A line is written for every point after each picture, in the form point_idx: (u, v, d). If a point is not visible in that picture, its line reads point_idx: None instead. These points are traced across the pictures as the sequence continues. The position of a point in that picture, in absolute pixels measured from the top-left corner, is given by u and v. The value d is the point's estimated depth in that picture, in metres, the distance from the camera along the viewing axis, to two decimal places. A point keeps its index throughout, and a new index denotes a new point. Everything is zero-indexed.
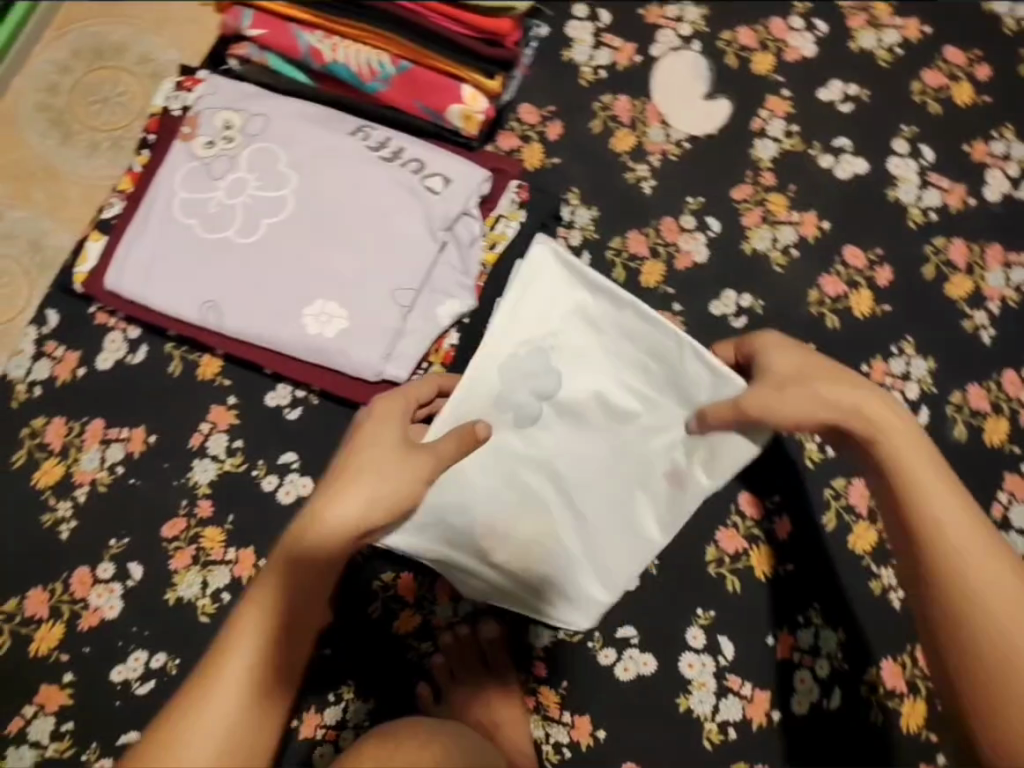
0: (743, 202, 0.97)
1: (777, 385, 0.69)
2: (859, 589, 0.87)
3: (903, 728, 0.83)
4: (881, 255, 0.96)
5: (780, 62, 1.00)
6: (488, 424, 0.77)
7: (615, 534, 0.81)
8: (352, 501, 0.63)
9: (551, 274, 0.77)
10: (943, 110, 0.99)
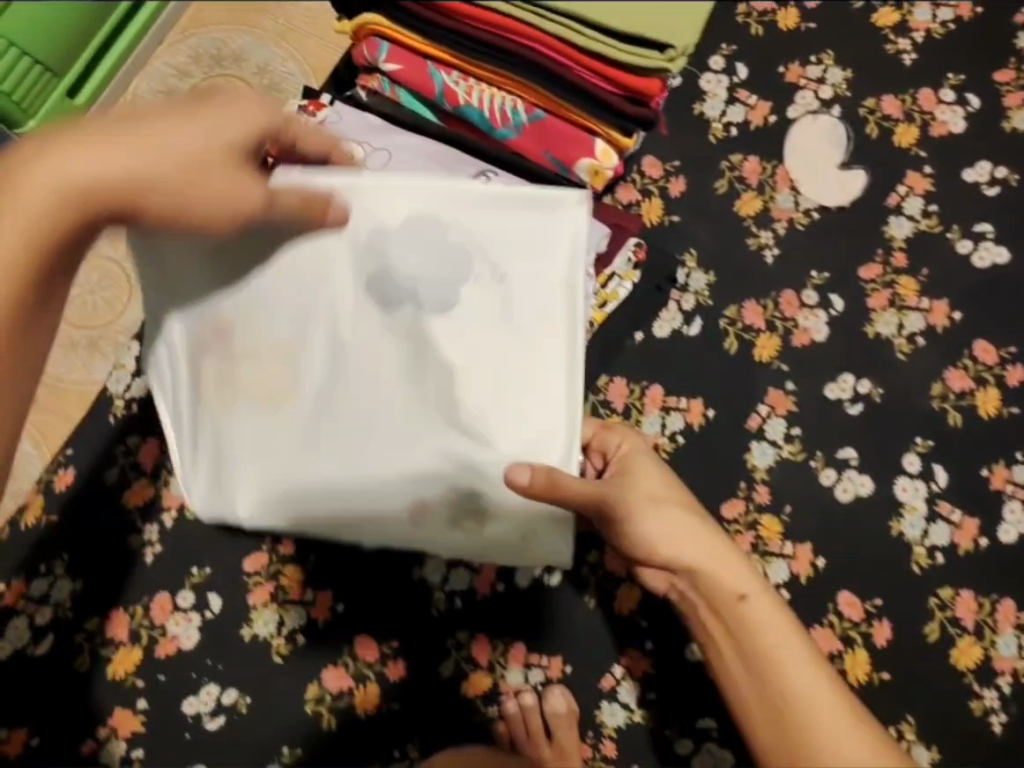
0: (871, 283, 0.92)
1: (650, 496, 0.69)
2: (958, 708, 0.83)
3: None
4: (1014, 353, 0.90)
5: (924, 136, 0.95)
6: (342, 225, 0.67)
7: (276, 500, 0.70)
8: (132, 155, 0.53)
9: (551, 231, 0.67)
10: None
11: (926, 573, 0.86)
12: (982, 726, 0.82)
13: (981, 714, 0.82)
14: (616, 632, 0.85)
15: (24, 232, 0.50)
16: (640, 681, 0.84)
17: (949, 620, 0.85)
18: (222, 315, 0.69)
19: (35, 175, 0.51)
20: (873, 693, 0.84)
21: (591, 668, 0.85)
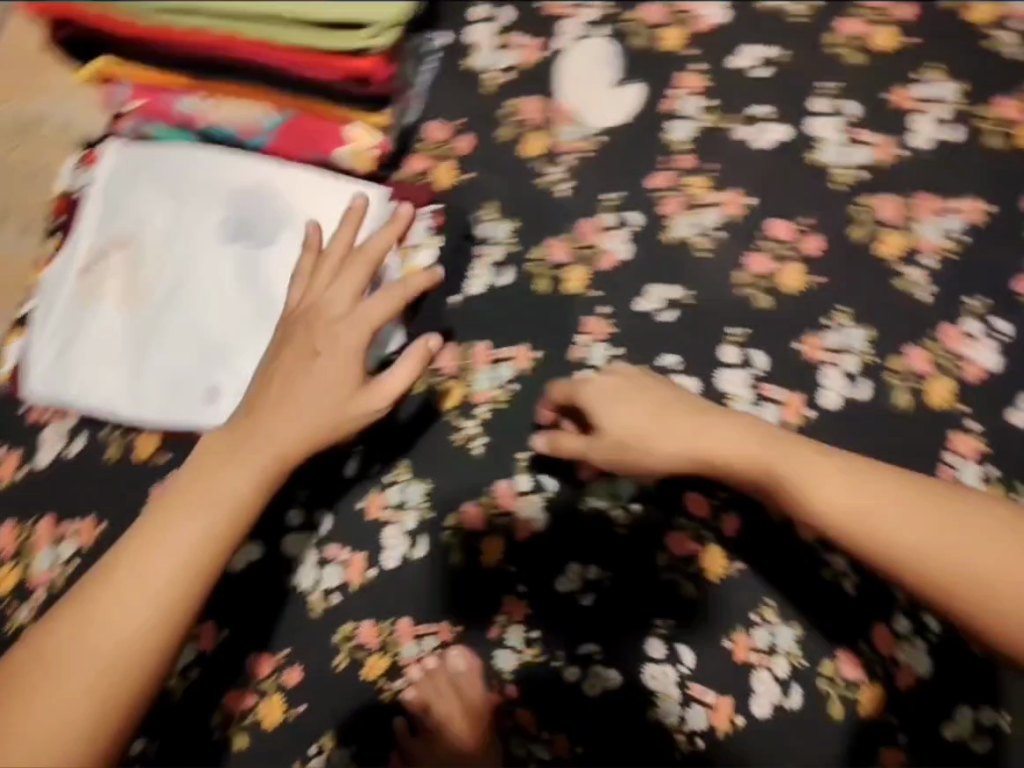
0: (661, 189, 0.95)
1: (652, 412, 0.79)
2: (810, 577, 0.82)
3: (862, 716, 0.80)
4: (809, 224, 0.93)
5: (689, 35, 0.99)
6: (186, 164, 0.88)
7: (73, 353, 0.86)
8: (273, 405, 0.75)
9: (355, 195, 0.87)
10: (866, 60, 0.97)
11: None
12: (837, 591, 0.81)
13: (833, 579, 0.82)
14: (486, 583, 0.88)
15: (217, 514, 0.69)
16: (523, 623, 0.87)
17: None
18: (86, 240, 0.88)
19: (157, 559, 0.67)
20: (729, 587, 0.83)
21: (475, 625, 0.88)
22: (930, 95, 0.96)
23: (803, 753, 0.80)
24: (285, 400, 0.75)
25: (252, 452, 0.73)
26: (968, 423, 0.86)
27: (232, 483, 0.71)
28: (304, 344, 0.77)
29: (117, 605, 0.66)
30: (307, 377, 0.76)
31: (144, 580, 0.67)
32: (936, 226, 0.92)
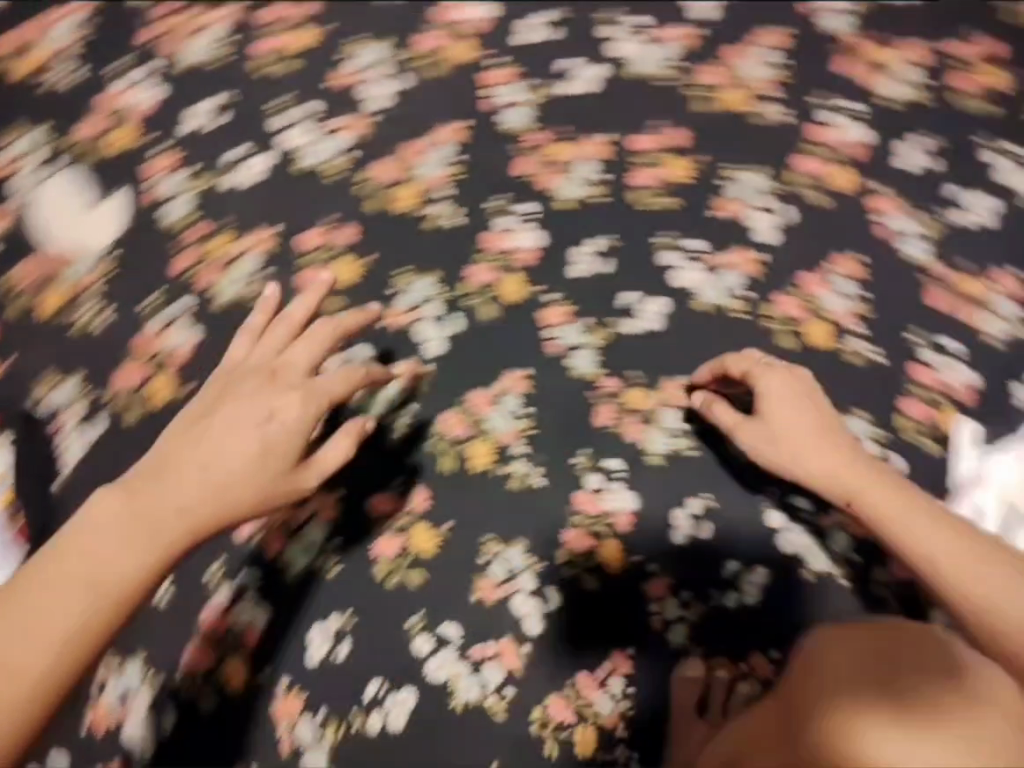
0: (187, 272, 0.93)
1: (769, 432, 0.88)
2: (501, 494, 1.01)
3: (610, 569, 1.00)
4: (334, 221, 0.97)
5: (134, 126, 0.90)
6: None
7: None
8: (178, 491, 0.77)
9: None
10: (305, 62, 0.94)
11: (416, 424, 1.01)
12: (526, 491, 1.01)
13: (520, 484, 1.02)
14: (257, 697, 0.97)
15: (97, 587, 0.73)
16: (307, 712, 0.97)
17: (455, 443, 1.02)
18: None
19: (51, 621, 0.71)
20: (445, 549, 1.01)
21: (266, 743, 0.96)
22: (360, 62, 0.94)
23: (590, 623, 1.00)
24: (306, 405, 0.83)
25: (166, 518, 0.76)
26: (542, 297, 1.00)
27: (133, 564, 0.74)
28: (256, 409, 0.81)
29: (11, 628, 0.70)
30: (236, 438, 0.80)
31: (43, 625, 0.71)
32: (435, 160, 0.97)
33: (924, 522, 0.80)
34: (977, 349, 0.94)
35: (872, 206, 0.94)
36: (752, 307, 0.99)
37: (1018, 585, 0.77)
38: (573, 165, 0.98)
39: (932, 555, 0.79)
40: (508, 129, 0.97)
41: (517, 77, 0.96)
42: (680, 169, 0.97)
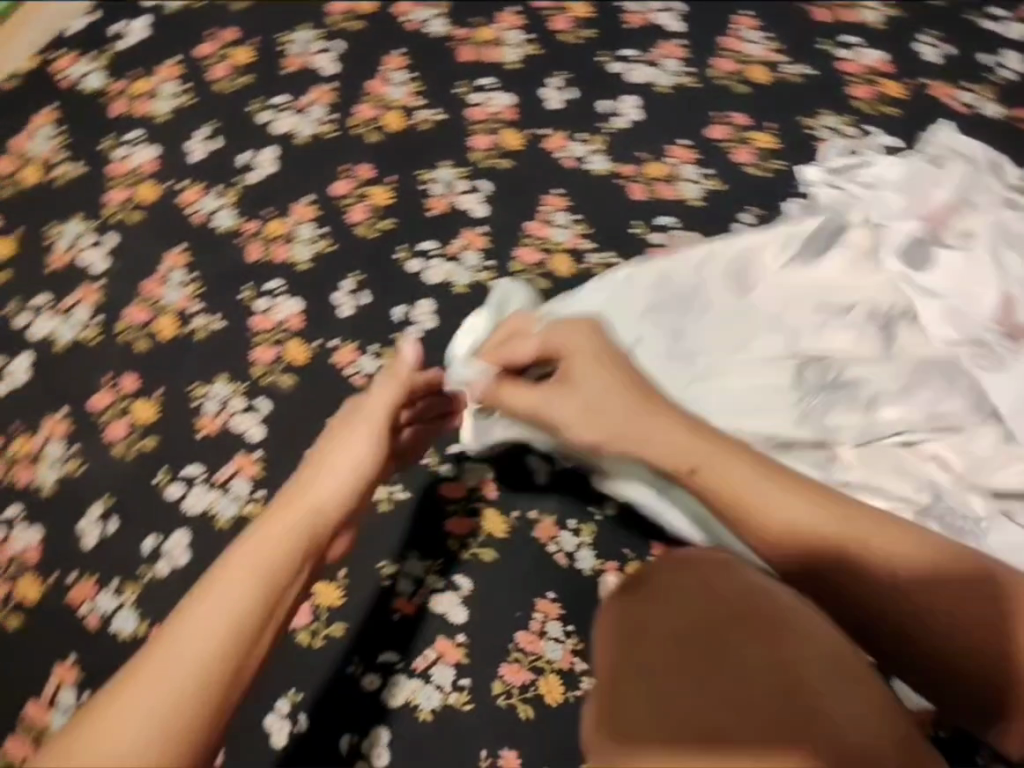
0: (8, 472, 1.00)
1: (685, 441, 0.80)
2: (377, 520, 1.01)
3: (495, 538, 1.00)
4: (112, 375, 1.04)
5: None
6: None
7: None
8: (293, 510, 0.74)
9: None
10: (21, 272, 1.10)
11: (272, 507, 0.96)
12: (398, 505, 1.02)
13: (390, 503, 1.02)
14: None
15: (251, 586, 0.67)
16: None
17: None
18: None
19: (206, 618, 0.64)
20: (351, 588, 0.98)
21: None
22: (77, 236, 1.11)
23: (508, 590, 0.97)
24: (346, 460, 0.79)
25: (262, 562, 0.68)
26: (329, 344, 1.05)
27: (266, 568, 0.68)
28: (339, 438, 0.82)
29: (169, 643, 0.63)
30: (332, 464, 0.79)
31: (169, 662, 0.61)
32: (173, 285, 1.08)
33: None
34: (684, 211, 1.11)
35: (551, 144, 1.15)
36: (499, 270, 1.08)
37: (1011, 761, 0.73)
38: (296, 233, 1.11)
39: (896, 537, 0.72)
40: (227, 228, 1.11)
41: (205, 191, 1.13)
42: (381, 195, 1.13)
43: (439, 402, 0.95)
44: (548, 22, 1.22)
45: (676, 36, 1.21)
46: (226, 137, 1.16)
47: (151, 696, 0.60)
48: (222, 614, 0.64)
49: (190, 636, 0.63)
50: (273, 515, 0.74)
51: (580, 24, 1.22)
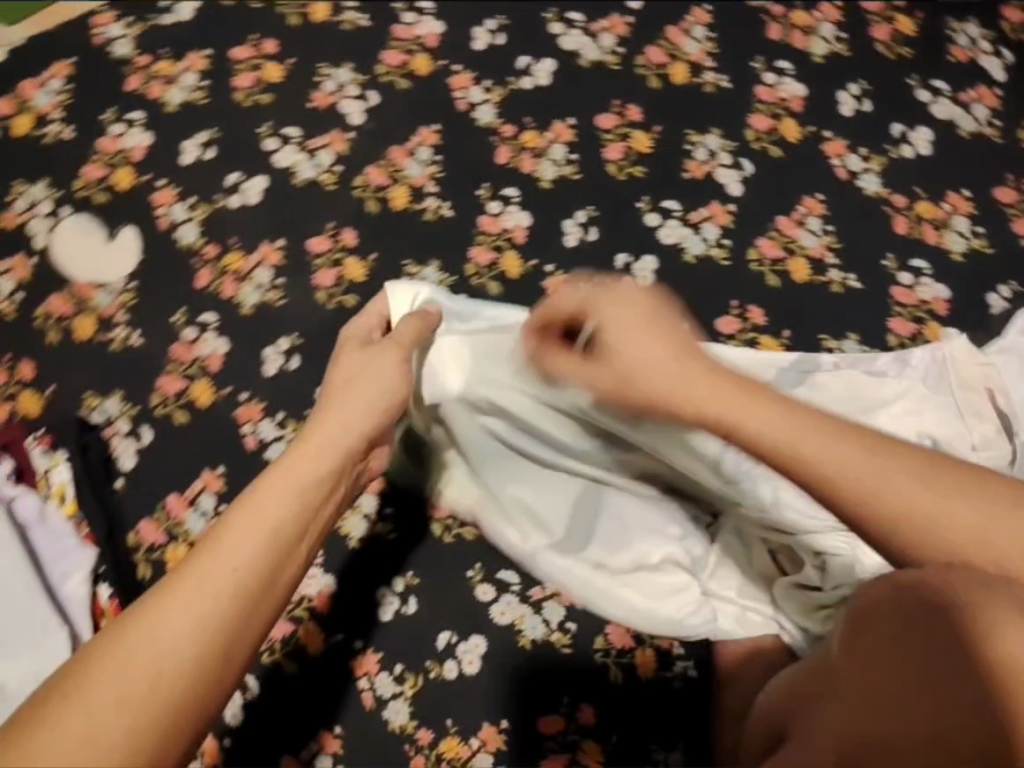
0: (211, 284, 0.99)
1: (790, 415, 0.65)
2: None
3: None
4: (335, 225, 1.03)
5: (137, 166, 1.03)
6: None
7: None
8: (320, 449, 0.67)
9: None
10: (275, 96, 1.06)
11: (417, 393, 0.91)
12: None
13: None
14: (334, 664, 0.92)
15: (275, 516, 0.61)
16: (383, 669, 0.92)
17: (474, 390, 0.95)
18: None
19: (232, 546, 0.58)
20: None
21: (350, 711, 0.91)
22: (342, 83, 1.07)
23: None
24: (371, 395, 0.73)
25: (285, 496, 0.63)
26: (547, 267, 1.03)
27: (290, 497, 0.63)
28: (363, 374, 0.74)
29: (187, 572, 0.56)
30: (351, 406, 0.72)
31: (199, 583, 0.55)
32: (417, 161, 1.06)
33: None
34: (944, 261, 1.05)
35: (830, 149, 1.09)
36: (734, 253, 1.05)
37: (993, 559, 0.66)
38: (549, 149, 1.07)
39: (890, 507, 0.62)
40: (486, 124, 1.07)
41: (476, 82, 1.09)
42: (643, 141, 1.08)
43: (375, 330, 0.82)
44: (866, 27, 1.15)
45: (995, 85, 1.13)
46: (515, 36, 1.11)
47: (168, 619, 0.53)
48: (243, 543, 0.58)
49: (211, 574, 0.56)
50: (298, 450, 0.67)
51: (899, 40, 1.15)
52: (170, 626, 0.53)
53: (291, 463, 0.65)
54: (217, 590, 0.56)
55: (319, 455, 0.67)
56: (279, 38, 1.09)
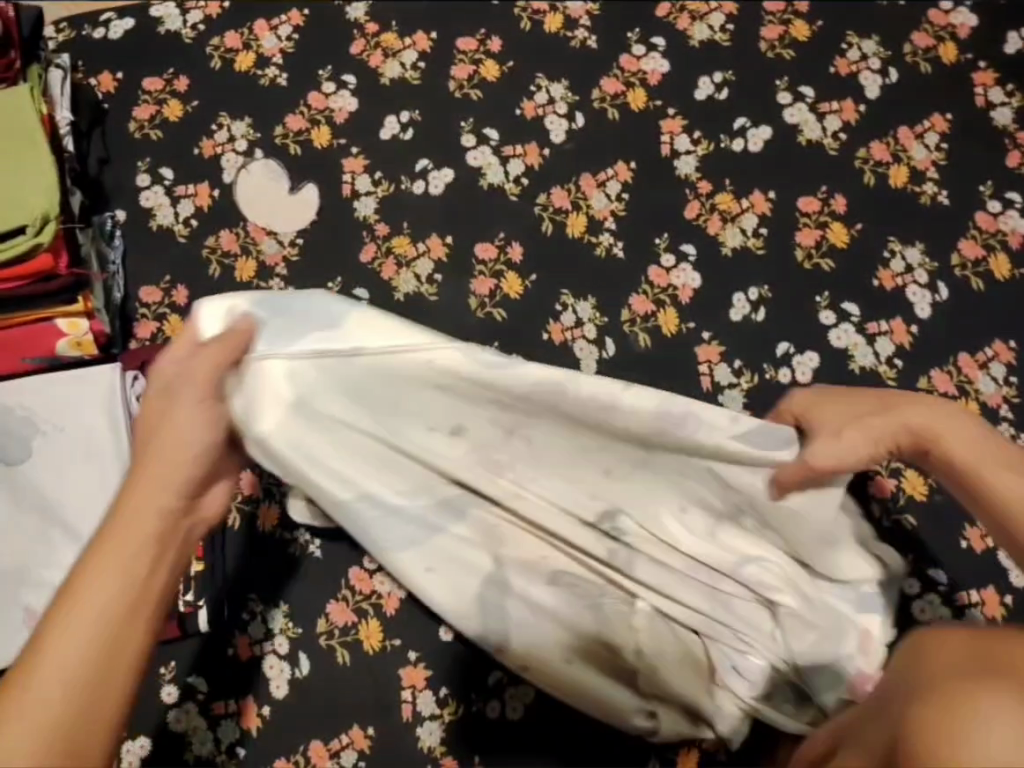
0: (374, 261, 0.99)
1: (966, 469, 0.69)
2: None
3: None
4: (505, 236, 1.01)
5: (335, 128, 1.04)
6: None
7: None
8: (160, 478, 0.63)
9: (97, 388, 0.84)
10: (484, 94, 1.06)
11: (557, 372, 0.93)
12: None
13: None
14: (381, 665, 0.86)
15: (128, 558, 0.59)
16: (429, 688, 0.86)
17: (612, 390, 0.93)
18: None
19: (87, 599, 0.56)
20: None
21: (384, 719, 0.85)
22: (554, 97, 1.06)
23: None
24: (176, 444, 0.64)
25: (132, 531, 0.60)
26: (704, 334, 0.99)
27: (142, 529, 0.60)
28: (180, 385, 0.66)
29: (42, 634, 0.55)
30: (186, 416, 0.65)
31: (62, 641, 0.54)
32: (604, 194, 1.03)
33: None
34: None
35: None
36: (903, 378, 0.98)
37: None
38: (740, 217, 1.03)
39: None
40: (684, 176, 1.04)
41: (686, 130, 1.05)
42: (840, 234, 1.02)
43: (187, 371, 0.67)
44: None
45: None
46: (738, 94, 1.07)
47: (33, 686, 0.53)
48: (97, 588, 0.57)
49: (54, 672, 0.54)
50: (133, 480, 0.62)
51: None
52: (39, 689, 0.53)
53: (137, 499, 0.61)
54: (84, 639, 0.55)
55: (168, 473, 0.63)
56: (504, 38, 1.08)
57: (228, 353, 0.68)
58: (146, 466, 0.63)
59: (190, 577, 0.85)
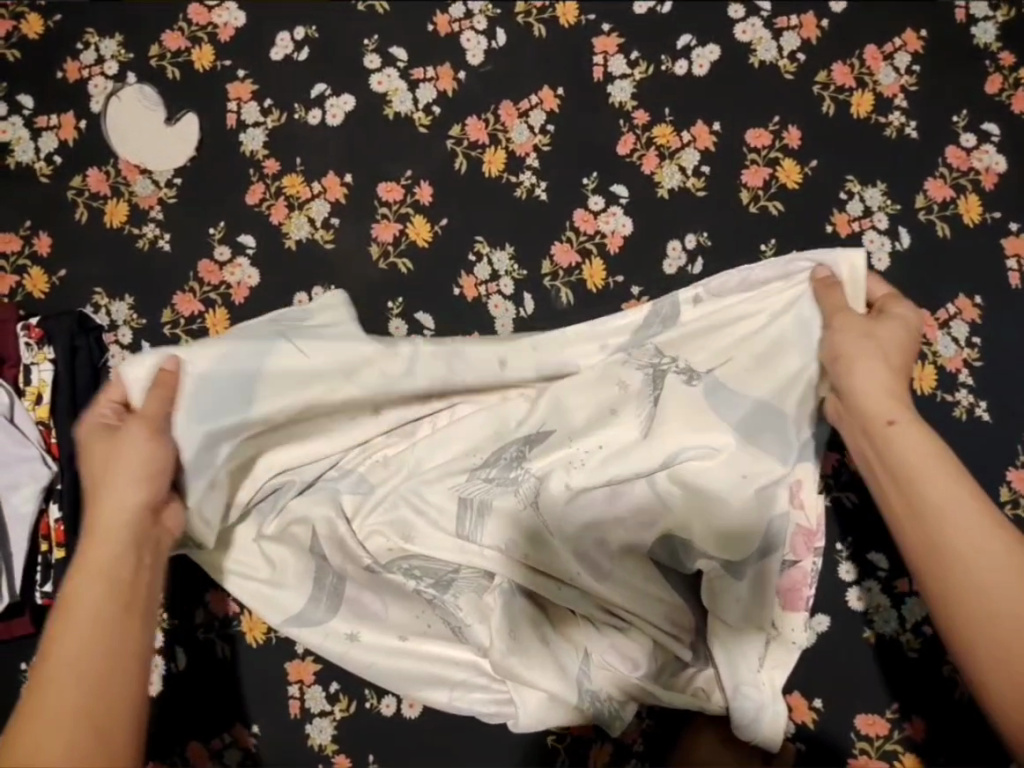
0: (262, 203, 0.88)
1: (865, 332, 0.72)
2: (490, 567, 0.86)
3: None
4: (412, 175, 0.89)
5: (218, 47, 0.91)
6: None
7: None
8: (129, 483, 0.67)
9: None
10: (391, 6, 0.92)
11: (528, 279, 0.88)
12: None
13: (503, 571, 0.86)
14: (267, 657, 0.82)
15: (116, 564, 0.62)
16: (318, 682, 0.82)
17: (567, 275, 0.88)
18: None
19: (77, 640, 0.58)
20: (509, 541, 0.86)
21: (272, 715, 0.81)
22: (472, 10, 0.92)
23: None
24: (132, 467, 0.68)
25: (110, 539, 0.64)
26: (632, 288, 0.88)
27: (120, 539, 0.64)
28: (123, 433, 0.70)
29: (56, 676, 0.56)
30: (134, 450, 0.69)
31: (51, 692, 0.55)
32: (526, 126, 0.90)
33: (940, 467, 0.63)
34: None
35: (1011, 246, 0.89)
36: None
37: (928, 472, 0.63)
38: (680, 153, 0.91)
39: (879, 406, 0.67)
40: (618, 104, 0.91)
41: (623, 50, 0.92)
42: (791, 173, 0.90)
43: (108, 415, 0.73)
44: None
45: None
46: (683, 7, 0.93)
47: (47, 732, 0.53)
48: (98, 590, 0.60)
49: (62, 687, 0.55)
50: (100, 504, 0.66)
51: None
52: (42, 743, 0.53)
53: (114, 509, 0.65)
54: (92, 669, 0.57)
55: (138, 490, 0.67)
56: None
57: (169, 396, 0.73)
58: (112, 482, 0.67)
59: (50, 566, 0.78)
